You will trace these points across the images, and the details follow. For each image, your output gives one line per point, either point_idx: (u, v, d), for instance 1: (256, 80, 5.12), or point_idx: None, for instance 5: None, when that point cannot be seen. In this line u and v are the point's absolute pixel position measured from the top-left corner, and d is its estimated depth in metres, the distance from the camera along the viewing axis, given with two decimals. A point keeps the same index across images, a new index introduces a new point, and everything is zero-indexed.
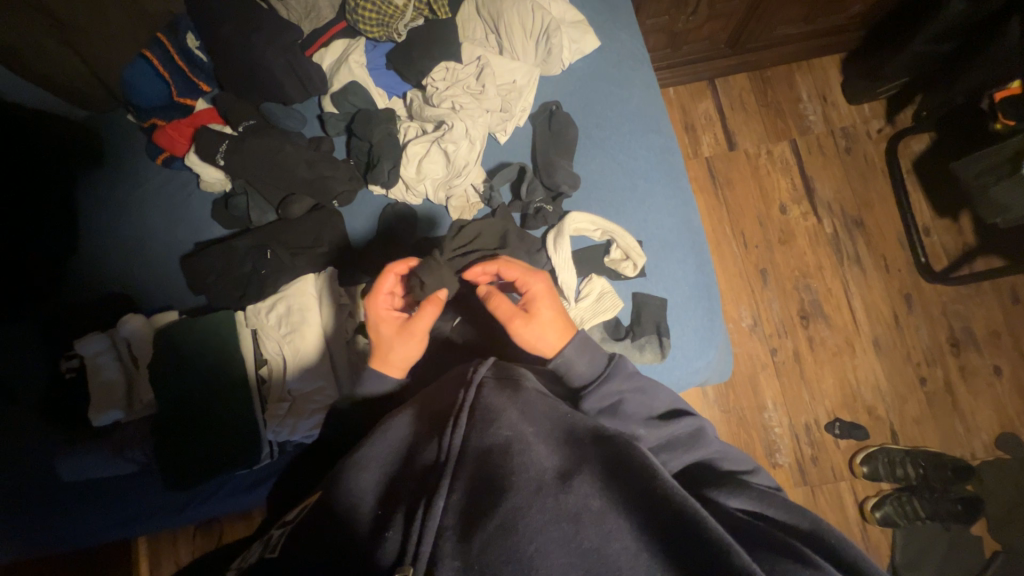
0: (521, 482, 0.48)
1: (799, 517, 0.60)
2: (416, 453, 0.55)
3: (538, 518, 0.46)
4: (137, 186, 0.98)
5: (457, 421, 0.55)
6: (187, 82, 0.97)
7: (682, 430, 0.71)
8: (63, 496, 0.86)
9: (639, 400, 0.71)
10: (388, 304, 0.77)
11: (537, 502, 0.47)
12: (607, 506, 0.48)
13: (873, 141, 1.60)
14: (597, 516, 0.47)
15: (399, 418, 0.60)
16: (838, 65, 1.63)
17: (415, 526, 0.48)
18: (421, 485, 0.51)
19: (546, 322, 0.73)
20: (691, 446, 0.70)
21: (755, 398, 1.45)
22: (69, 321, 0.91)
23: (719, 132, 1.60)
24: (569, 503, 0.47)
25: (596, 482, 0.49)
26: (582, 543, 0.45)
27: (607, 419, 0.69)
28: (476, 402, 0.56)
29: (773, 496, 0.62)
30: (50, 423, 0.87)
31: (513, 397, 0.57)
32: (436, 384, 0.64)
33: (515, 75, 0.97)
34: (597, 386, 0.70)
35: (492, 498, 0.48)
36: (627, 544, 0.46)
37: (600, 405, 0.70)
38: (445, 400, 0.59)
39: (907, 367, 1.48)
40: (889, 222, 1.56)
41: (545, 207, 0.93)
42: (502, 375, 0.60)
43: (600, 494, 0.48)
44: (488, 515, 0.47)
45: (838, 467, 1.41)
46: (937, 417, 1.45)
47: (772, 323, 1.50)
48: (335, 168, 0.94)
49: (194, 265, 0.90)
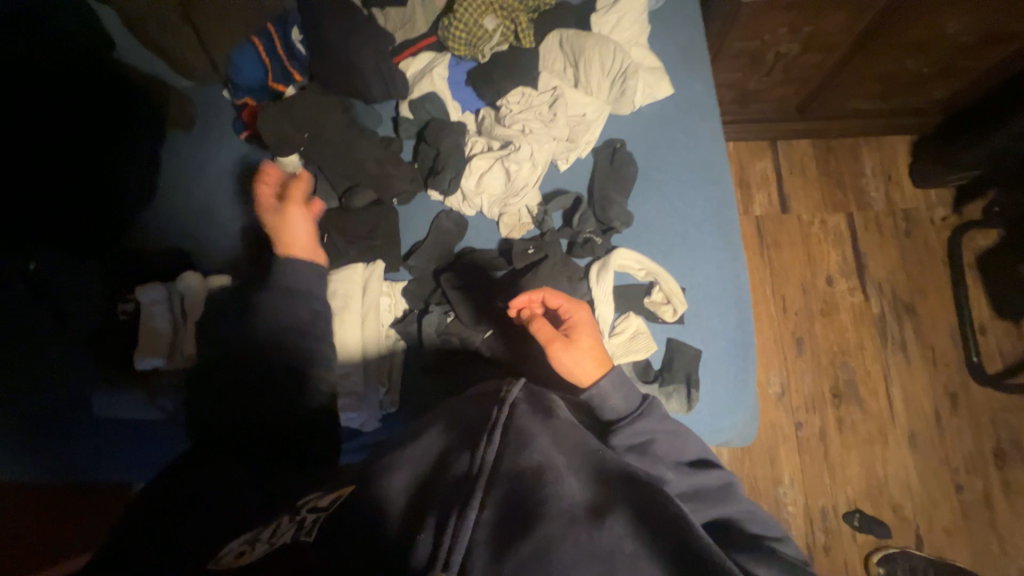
0: (554, 512, 0.48)
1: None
2: (447, 463, 0.54)
3: (571, 550, 0.46)
4: (217, 155, 1.05)
5: (490, 436, 0.55)
6: (283, 70, 1.04)
7: (711, 483, 0.70)
8: (92, 429, 0.91)
9: (670, 444, 0.71)
10: (269, 203, 0.90)
11: (570, 534, 0.47)
12: (640, 551, 0.47)
13: (936, 228, 1.55)
14: (630, 560, 0.46)
15: (431, 426, 0.61)
16: (908, 146, 1.61)
17: (446, 537, 0.47)
18: (452, 496, 0.51)
19: (584, 350, 0.74)
20: (720, 502, 0.69)
21: (771, 470, 1.39)
22: (131, 267, 0.98)
23: (773, 193, 1.59)
24: (603, 541, 0.47)
25: (630, 524, 0.49)
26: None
27: (635, 457, 0.70)
28: (509, 420, 0.57)
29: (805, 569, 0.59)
30: (97, 358, 0.93)
31: (545, 423, 0.58)
32: (467, 397, 0.65)
33: (586, 109, 1.01)
34: (631, 422, 0.71)
35: (526, 521, 0.48)
36: None
37: (629, 441, 0.71)
38: (476, 415, 0.59)
39: (943, 470, 1.39)
40: (942, 314, 1.49)
41: (594, 239, 0.95)
42: (535, 400, 0.60)
43: (634, 538, 0.48)
44: (522, 539, 0.46)
45: (852, 562, 1.32)
46: (971, 531, 1.34)
47: (801, 395, 1.44)
48: (400, 168, 0.99)
49: (260, 237, 0.98)
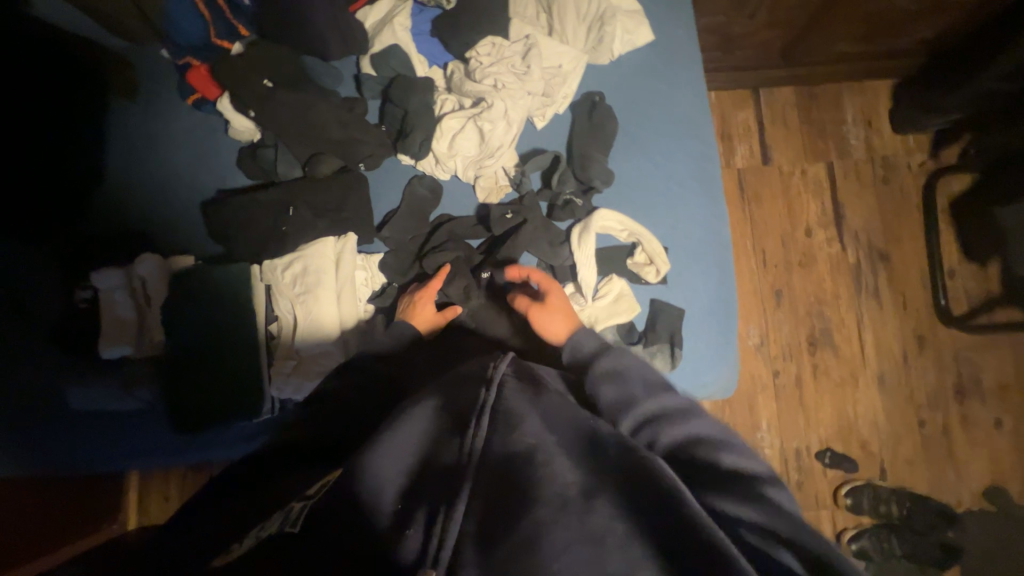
0: (545, 496, 0.48)
1: (807, 538, 0.51)
2: (438, 451, 0.56)
3: (561, 535, 0.45)
4: (166, 124, 0.96)
5: (479, 421, 0.56)
6: (227, 25, 0.93)
7: (678, 406, 0.68)
8: (66, 422, 0.88)
9: (640, 369, 0.72)
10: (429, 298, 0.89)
11: (562, 519, 0.46)
12: (632, 533, 0.46)
13: (913, 175, 1.55)
14: (622, 541, 0.45)
15: (421, 410, 0.60)
16: (890, 91, 1.58)
17: (436, 530, 0.48)
18: (443, 487, 0.52)
19: (554, 309, 0.85)
20: (689, 426, 0.66)
21: (750, 417, 1.45)
22: (84, 252, 0.91)
23: (755, 145, 1.56)
24: (596, 524, 0.46)
25: (622, 503, 0.48)
26: (607, 567, 0.44)
27: (605, 385, 0.70)
28: (498, 404, 0.57)
29: (789, 515, 0.54)
30: (61, 350, 0.88)
31: (534, 401, 0.58)
32: (454, 377, 0.65)
33: (562, 60, 0.94)
34: (600, 354, 0.75)
35: (515, 508, 0.48)
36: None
37: (603, 371, 0.72)
38: (466, 398, 0.60)
39: (908, 407, 1.47)
40: (914, 260, 1.53)
41: (575, 201, 0.91)
42: (522, 376, 0.62)
43: (626, 517, 0.47)
44: (511, 527, 0.46)
45: (822, 495, 1.42)
46: (930, 461, 1.45)
47: (779, 345, 1.49)
48: (367, 132, 0.92)
49: (217, 212, 0.89)
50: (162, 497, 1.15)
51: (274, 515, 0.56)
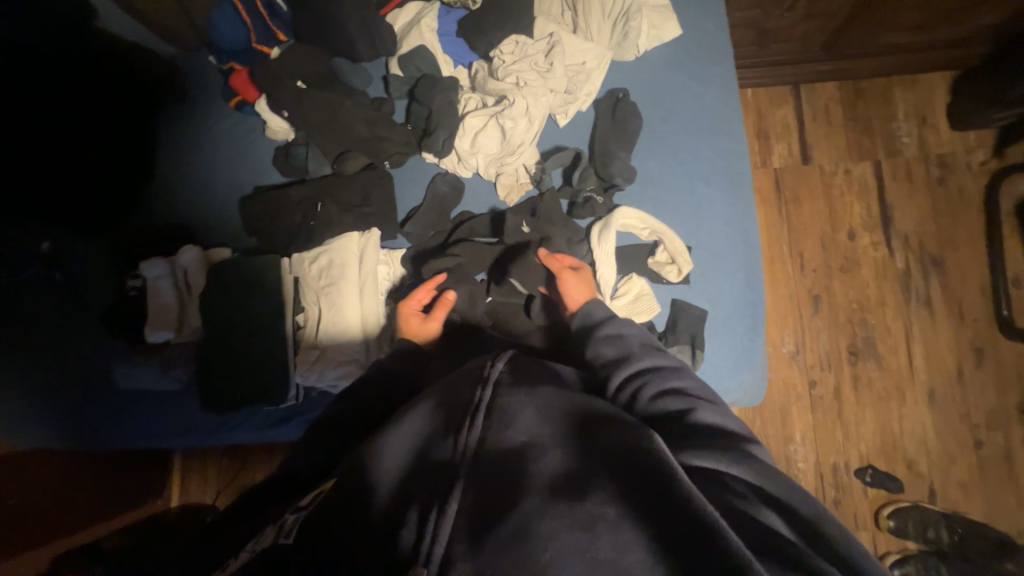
0: (534, 488, 0.50)
1: (796, 498, 0.52)
2: (432, 449, 0.56)
3: (550, 524, 0.47)
4: (209, 125, 1.02)
5: (473, 421, 0.57)
6: (266, 29, 0.98)
7: (670, 364, 0.70)
8: (115, 401, 0.95)
9: (639, 334, 0.76)
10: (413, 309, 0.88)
11: (551, 508, 0.48)
12: (622, 517, 0.47)
13: (972, 174, 1.44)
14: (612, 527, 0.47)
15: (417, 412, 0.62)
16: (947, 84, 1.47)
17: (428, 526, 0.49)
18: (436, 483, 0.52)
19: (574, 284, 0.84)
20: (678, 381, 0.68)
21: (783, 428, 1.38)
22: (135, 243, 0.98)
23: (794, 142, 1.48)
24: (585, 511, 0.47)
25: (613, 492, 0.49)
26: (597, 554, 0.45)
27: (605, 346, 0.75)
28: (492, 402, 0.59)
29: (774, 474, 0.54)
30: (111, 332, 0.96)
31: (528, 396, 0.59)
32: (451, 377, 0.66)
33: (586, 57, 0.93)
34: (604, 318, 0.78)
35: (506, 500, 0.49)
36: (642, 558, 0.45)
37: (604, 334, 0.76)
38: (460, 397, 0.61)
39: (963, 426, 1.36)
40: (973, 266, 1.41)
41: (595, 198, 0.90)
42: (517, 373, 0.64)
43: (615, 504, 0.48)
44: (503, 517, 0.48)
45: (862, 515, 1.33)
46: (987, 485, 1.33)
47: (816, 354, 1.40)
48: (392, 131, 0.95)
49: (254, 207, 0.95)
50: (201, 481, 1.21)
51: (266, 530, 0.57)
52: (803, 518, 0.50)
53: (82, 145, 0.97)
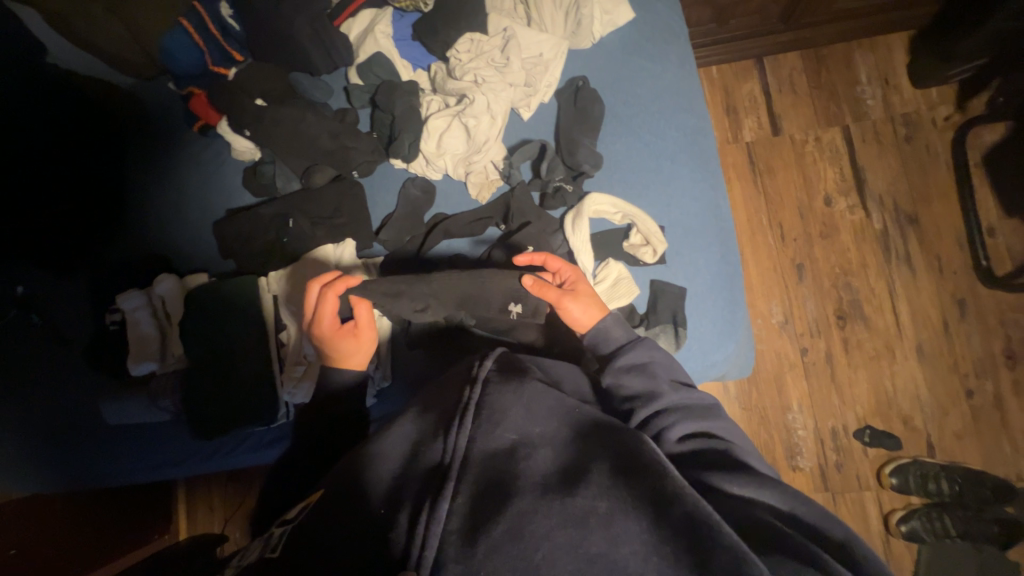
0: (526, 487, 0.50)
1: (823, 519, 0.54)
2: (421, 451, 0.56)
3: (545, 522, 0.47)
4: (175, 152, 1.02)
5: (462, 419, 0.56)
6: (222, 52, 0.98)
7: (698, 401, 0.69)
8: (107, 437, 0.94)
9: (665, 364, 0.73)
10: (342, 333, 0.79)
11: (543, 507, 0.48)
12: (614, 509, 0.48)
13: (939, 129, 1.46)
14: (605, 520, 0.47)
15: (404, 420, 0.61)
16: (905, 44, 1.49)
17: (419, 525, 0.48)
18: (427, 484, 0.52)
19: (588, 300, 0.78)
20: (710, 421, 0.67)
21: (779, 398, 1.39)
22: (111, 278, 0.97)
23: (762, 115, 1.50)
24: (577, 505, 0.48)
25: (606, 483, 0.50)
26: (590, 549, 0.45)
27: (630, 376, 0.71)
28: (481, 400, 0.58)
29: (801, 495, 0.56)
30: (96, 370, 0.95)
31: (517, 391, 0.59)
32: (442, 381, 0.66)
33: (542, 49, 0.95)
34: (630, 345, 0.73)
35: (498, 502, 0.49)
36: (636, 548, 0.45)
37: (628, 363, 0.72)
38: (449, 398, 0.61)
39: (953, 377, 1.38)
40: (947, 220, 1.43)
41: (565, 187, 0.92)
42: (506, 369, 0.63)
43: (608, 495, 0.49)
44: (495, 520, 0.48)
45: (865, 476, 1.34)
46: (981, 434, 1.35)
47: (805, 321, 1.42)
48: (358, 140, 0.95)
49: (226, 230, 0.95)
50: (208, 510, 1.20)
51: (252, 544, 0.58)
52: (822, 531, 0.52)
53: (52, 184, 0.97)
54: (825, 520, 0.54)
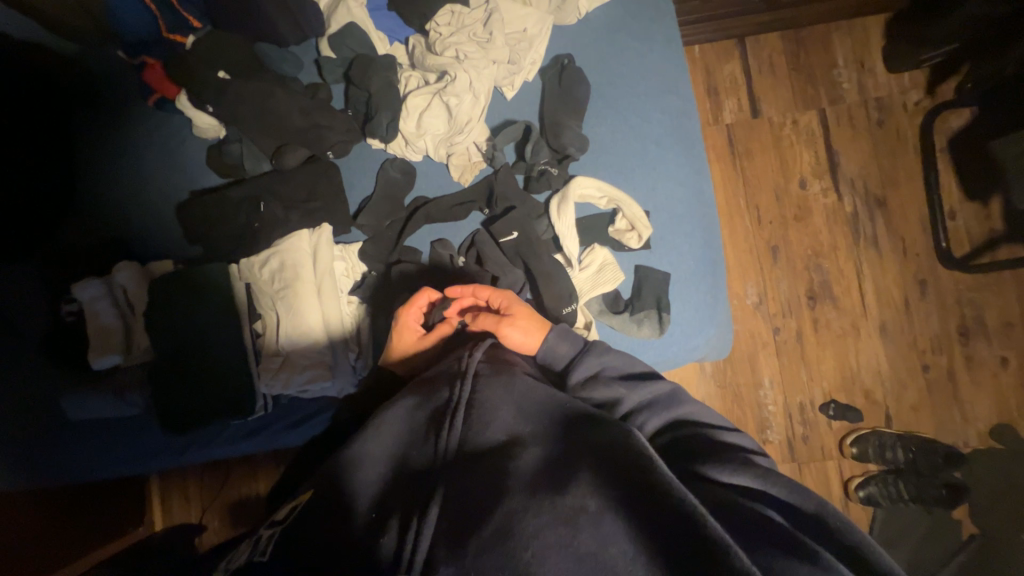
0: (516, 486, 0.50)
1: (800, 498, 0.56)
2: (412, 453, 0.57)
3: (535, 523, 0.47)
4: (130, 128, 0.94)
5: (453, 419, 0.57)
6: (176, 16, 0.90)
7: (660, 393, 0.71)
8: (74, 432, 0.90)
9: (620, 362, 0.73)
10: (410, 331, 0.81)
11: (533, 506, 0.48)
12: (604, 507, 0.48)
13: (909, 114, 1.49)
14: (593, 518, 0.47)
15: (395, 419, 0.62)
16: (882, 27, 1.50)
17: (410, 533, 0.48)
18: (418, 488, 0.53)
19: (526, 320, 0.76)
20: (677, 409, 0.70)
21: (752, 375, 1.44)
22: (65, 266, 0.91)
23: (743, 97, 1.50)
24: (566, 505, 0.48)
25: (595, 483, 0.50)
26: (580, 548, 0.45)
27: (589, 388, 0.70)
28: (472, 398, 0.59)
29: (776, 475, 0.59)
30: (51, 364, 0.89)
31: (507, 388, 0.60)
32: (432, 376, 0.67)
33: (526, 24, 0.91)
34: (578, 359, 0.73)
35: (488, 503, 0.49)
36: (624, 548, 0.45)
37: (585, 374, 0.72)
38: (439, 397, 0.61)
39: (911, 353, 1.46)
40: (913, 204, 1.48)
41: (550, 170, 0.90)
42: (495, 365, 0.65)
43: (598, 494, 0.49)
44: (484, 520, 0.48)
45: (828, 446, 1.42)
46: (934, 405, 1.44)
47: (778, 302, 1.46)
48: (332, 118, 0.90)
49: (191, 214, 0.89)
50: (184, 499, 1.16)
51: (241, 547, 0.58)
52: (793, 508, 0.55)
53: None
54: (800, 496, 0.56)
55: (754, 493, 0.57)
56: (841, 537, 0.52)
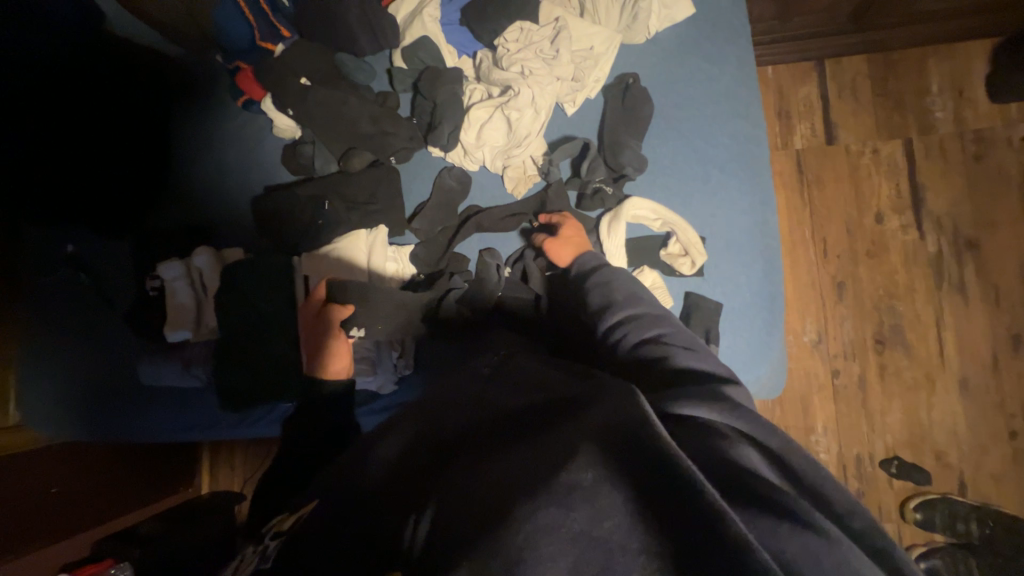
0: (511, 464, 0.44)
1: (767, 435, 0.48)
2: (421, 443, 0.54)
3: (526, 500, 0.39)
4: (219, 125, 1.03)
5: (463, 412, 0.54)
6: (270, 27, 0.98)
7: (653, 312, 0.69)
8: (141, 396, 0.98)
9: (627, 283, 0.75)
10: (310, 308, 0.90)
11: (525, 481, 0.41)
12: (603, 480, 0.40)
13: (1013, 150, 1.35)
14: (590, 494, 0.39)
15: (410, 419, 0.60)
16: (988, 53, 1.36)
17: (412, 521, 0.45)
18: (422, 477, 0.49)
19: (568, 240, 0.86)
20: (661, 329, 0.67)
21: (804, 419, 1.34)
22: (152, 247, 1.00)
23: (818, 122, 1.40)
24: (562, 481, 0.40)
25: (595, 454, 0.41)
26: (575, 527, 0.38)
27: (596, 292, 0.76)
28: (484, 395, 0.56)
29: (743, 411, 0.51)
30: (135, 331, 0.98)
31: (516, 390, 0.57)
32: (452, 380, 0.65)
33: (593, 42, 0.91)
34: (595, 273, 0.79)
35: (480, 481, 0.43)
36: (620, 522, 0.37)
37: (594, 283, 0.77)
38: (455, 394, 0.60)
39: (997, 415, 1.30)
40: (1011, 249, 1.33)
41: (604, 189, 0.89)
42: (512, 369, 0.63)
43: (596, 466, 0.40)
44: (476, 499, 0.42)
45: (887, 507, 1.29)
46: (1022, 478, 1.27)
47: (840, 342, 1.35)
48: (397, 126, 0.94)
49: (264, 207, 0.96)
50: (230, 468, 1.25)
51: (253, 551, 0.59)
52: (772, 452, 0.47)
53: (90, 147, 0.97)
54: (765, 432, 0.49)
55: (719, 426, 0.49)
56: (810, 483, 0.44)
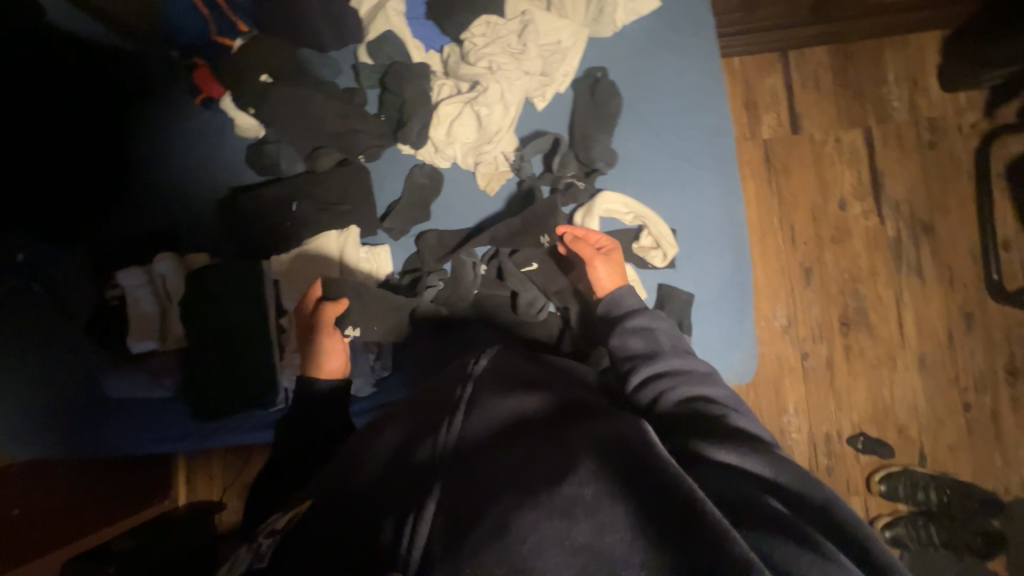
0: (512, 480, 0.43)
1: (810, 489, 0.46)
2: (409, 450, 0.50)
3: (531, 517, 0.40)
4: (176, 124, 0.98)
5: (453, 417, 0.51)
6: (226, 22, 0.94)
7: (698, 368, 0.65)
8: (105, 410, 0.94)
9: (668, 330, 0.72)
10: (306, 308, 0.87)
11: (529, 499, 0.42)
12: (604, 493, 0.41)
13: (964, 136, 1.41)
14: (591, 507, 0.41)
15: (392, 423, 0.56)
16: (939, 43, 1.42)
17: (406, 531, 0.43)
18: (410, 487, 0.46)
19: (612, 264, 0.83)
20: (707, 387, 0.63)
21: (776, 401, 1.39)
22: (111, 255, 0.96)
23: (783, 112, 1.44)
24: (564, 495, 0.41)
25: (596, 471, 0.43)
26: (577, 539, 0.39)
27: (632, 338, 0.71)
28: (475, 398, 0.53)
29: (797, 469, 0.48)
30: (94, 342, 0.94)
31: (507, 396, 0.53)
32: (435, 380, 0.60)
33: (560, 36, 0.91)
34: (632, 316, 0.74)
35: (481, 496, 0.43)
36: (623, 536, 0.39)
37: (633, 326, 0.72)
38: (440, 394, 0.56)
39: (952, 389, 1.37)
40: (962, 231, 1.40)
41: (577, 183, 0.90)
42: (502, 368, 0.59)
43: (596, 480, 0.42)
44: (480, 515, 0.42)
45: (855, 481, 1.36)
46: (976, 448, 1.35)
47: (808, 326, 1.40)
48: (366, 122, 0.92)
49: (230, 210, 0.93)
50: (207, 479, 1.21)
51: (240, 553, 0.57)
52: (807, 501, 0.45)
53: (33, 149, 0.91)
54: (802, 483, 0.46)
55: (756, 477, 0.47)
56: (841, 525, 0.43)
